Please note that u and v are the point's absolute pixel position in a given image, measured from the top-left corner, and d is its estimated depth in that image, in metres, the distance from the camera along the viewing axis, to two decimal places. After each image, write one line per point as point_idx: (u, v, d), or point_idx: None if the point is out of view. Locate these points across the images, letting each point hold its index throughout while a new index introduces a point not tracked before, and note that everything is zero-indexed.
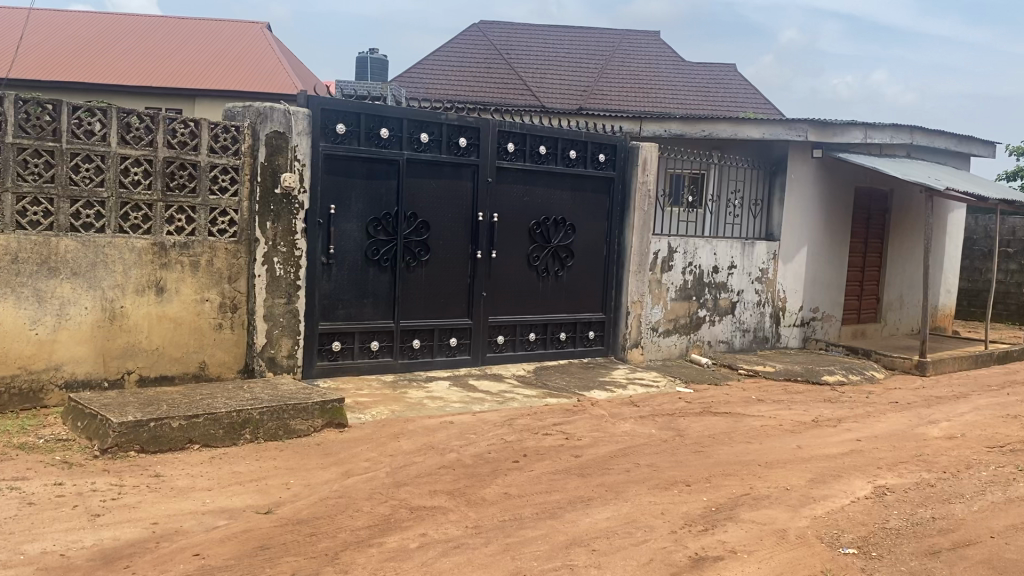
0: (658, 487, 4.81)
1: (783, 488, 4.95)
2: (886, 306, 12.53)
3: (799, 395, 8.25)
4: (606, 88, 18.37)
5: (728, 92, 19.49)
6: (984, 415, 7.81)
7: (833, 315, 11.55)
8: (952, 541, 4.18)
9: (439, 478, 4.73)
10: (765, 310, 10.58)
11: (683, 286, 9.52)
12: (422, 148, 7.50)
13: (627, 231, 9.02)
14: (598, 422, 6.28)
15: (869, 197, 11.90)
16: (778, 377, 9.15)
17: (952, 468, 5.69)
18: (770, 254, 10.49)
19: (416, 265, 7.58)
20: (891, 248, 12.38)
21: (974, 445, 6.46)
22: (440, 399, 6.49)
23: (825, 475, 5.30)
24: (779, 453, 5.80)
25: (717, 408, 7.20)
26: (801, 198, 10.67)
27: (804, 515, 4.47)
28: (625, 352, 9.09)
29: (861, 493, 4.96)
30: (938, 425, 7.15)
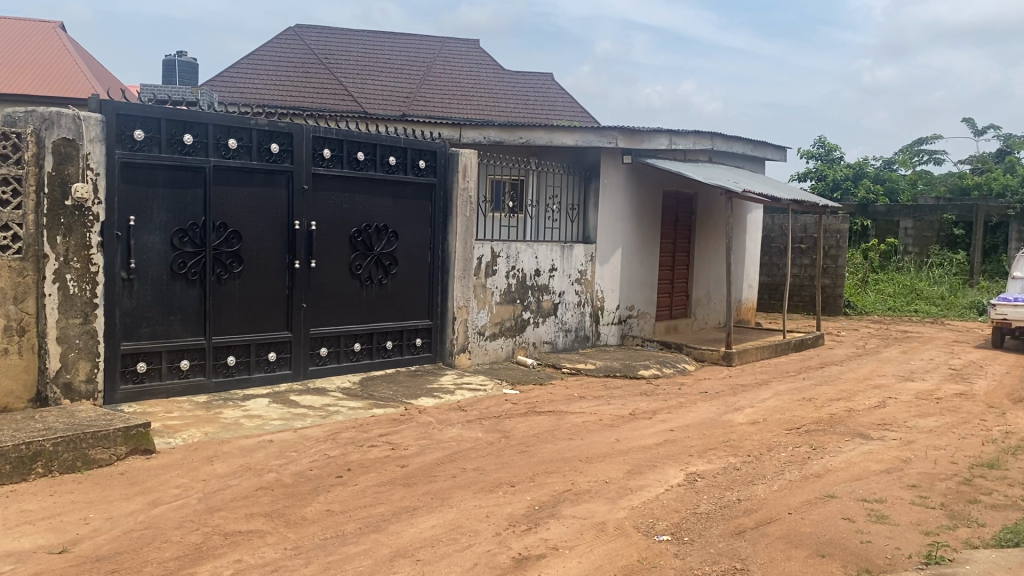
0: (483, 490, 4.83)
1: (603, 482, 5.11)
2: (695, 302, 13.28)
3: (618, 390, 8.58)
4: (428, 94, 18.40)
5: (547, 100, 20.02)
6: (783, 399, 8.44)
7: (647, 312, 12.10)
8: (755, 521, 4.47)
9: (257, 500, 4.53)
10: (585, 311, 10.94)
11: (507, 289, 9.66)
12: (230, 155, 7.18)
13: (450, 237, 9.04)
14: (425, 430, 6.23)
15: (677, 200, 12.57)
16: (598, 373, 9.47)
17: (756, 451, 6.09)
18: (588, 256, 10.86)
19: (228, 277, 7.25)
20: (697, 247, 13.14)
21: (774, 428, 6.96)
22: (259, 417, 6.22)
23: (642, 466, 5.52)
24: (599, 447, 5.99)
25: (542, 408, 7.35)
26: (615, 202, 11.10)
27: (622, 507, 4.63)
28: (451, 358, 9.11)
29: (675, 481, 5.20)
30: (743, 411, 7.64)
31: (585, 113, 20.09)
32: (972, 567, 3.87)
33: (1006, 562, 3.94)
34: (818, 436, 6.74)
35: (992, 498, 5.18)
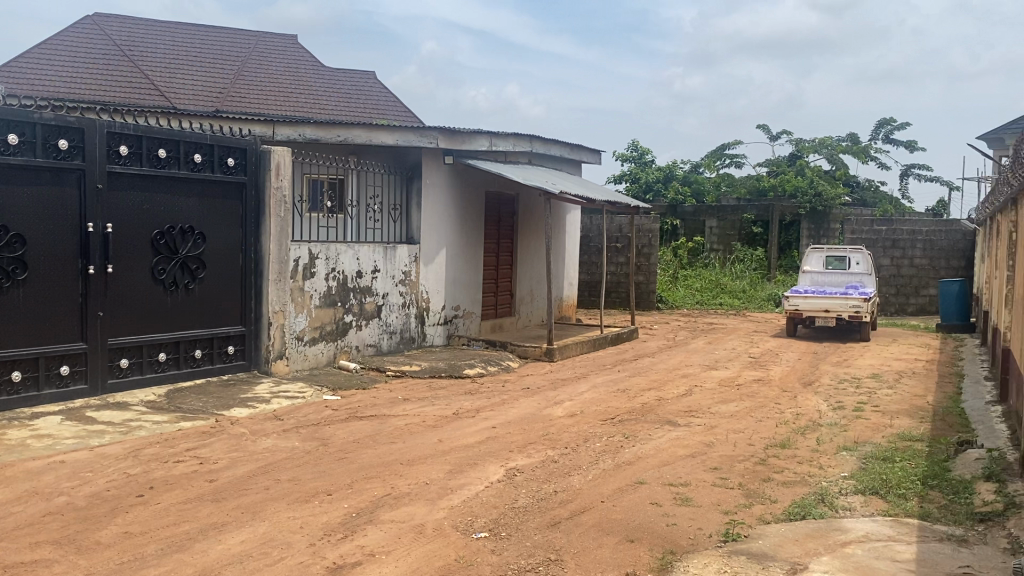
0: (298, 501, 4.67)
1: (423, 483, 5.08)
2: (519, 300, 13.53)
3: (442, 390, 8.59)
4: (243, 91, 17.68)
5: (369, 100, 19.78)
6: (599, 391, 8.75)
7: (472, 311, 12.18)
8: (570, 511, 4.59)
9: (44, 527, 4.15)
10: (409, 312, 10.87)
11: (326, 292, 9.44)
12: (10, 152, 6.58)
13: (264, 238, 8.71)
14: (237, 442, 5.96)
15: (499, 201, 12.75)
16: (423, 374, 9.44)
17: (573, 443, 6.27)
18: (411, 256, 10.79)
19: (11, 285, 6.65)
20: (519, 246, 13.39)
21: (590, 420, 7.20)
22: (49, 437, 5.72)
23: (462, 465, 5.53)
24: (420, 449, 5.96)
25: (363, 412, 7.22)
26: (437, 203, 11.10)
27: (441, 507, 4.62)
28: (268, 365, 8.78)
29: (494, 477, 5.25)
30: (562, 405, 7.85)
31: (407, 115, 20.00)
32: (764, 541, 4.15)
33: (793, 535, 4.26)
34: (631, 425, 7.03)
35: (783, 475, 5.60)
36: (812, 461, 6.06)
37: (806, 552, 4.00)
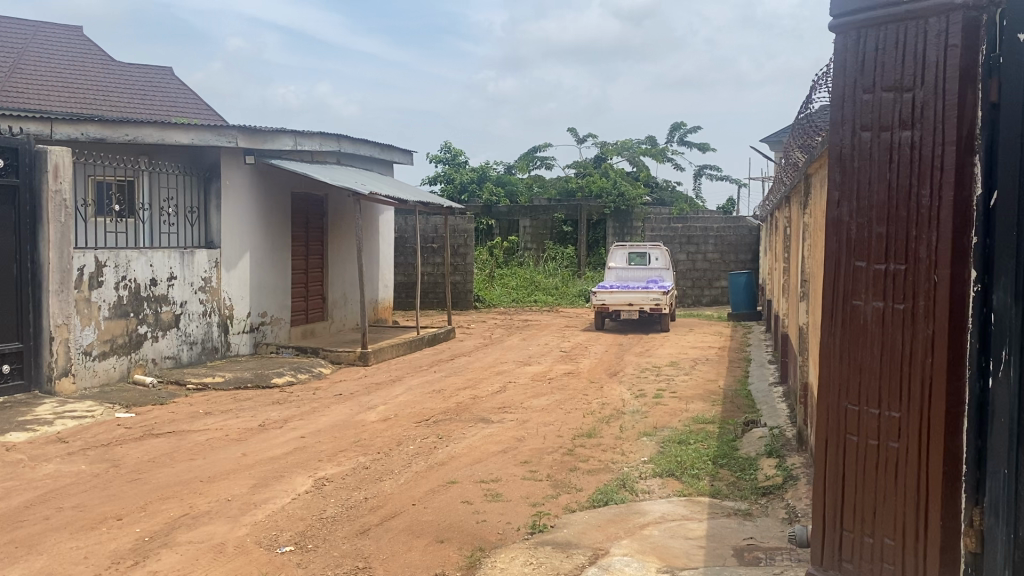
0: (83, 529, 4.32)
1: (224, 500, 4.84)
2: (331, 304, 13.24)
3: (249, 401, 8.25)
4: (20, 86, 16.19)
5: (167, 99, 18.72)
6: (414, 393, 8.73)
7: (281, 317, 11.79)
8: (380, 517, 4.53)
9: None
10: (211, 320, 10.35)
11: (116, 302, 8.82)
12: None
13: (41, 246, 7.98)
14: (12, 470, 5.43)
15: (306, 203, 12.43)
16: (227, 386, 9.02)
17: (385, 448, 6.20)
18: (211, 262, 10.28)
19: None
20: (330, 249, 13.11)
21: (403, 423, 7.16)
22: None
23: (267, 478, 5.32)
24: (222, 464, 5.68)
25: (160, 429, 6.79)
26: (238, 205, 10.64)
27: (244, 524, 4.42)
28: (51, 384, 8.07)
29: (301, 489, 5.09)
30: (375, 410, 7.76)
31: (208, 111, 19.11)
32: (568, 530, 4.28)
33: (596, 521, 4.43)
34: (444, 425, 7.05)
35: (588, 464, 5.81)
36: (615, 449, 6.33)
37: (608, 537, 4.17)
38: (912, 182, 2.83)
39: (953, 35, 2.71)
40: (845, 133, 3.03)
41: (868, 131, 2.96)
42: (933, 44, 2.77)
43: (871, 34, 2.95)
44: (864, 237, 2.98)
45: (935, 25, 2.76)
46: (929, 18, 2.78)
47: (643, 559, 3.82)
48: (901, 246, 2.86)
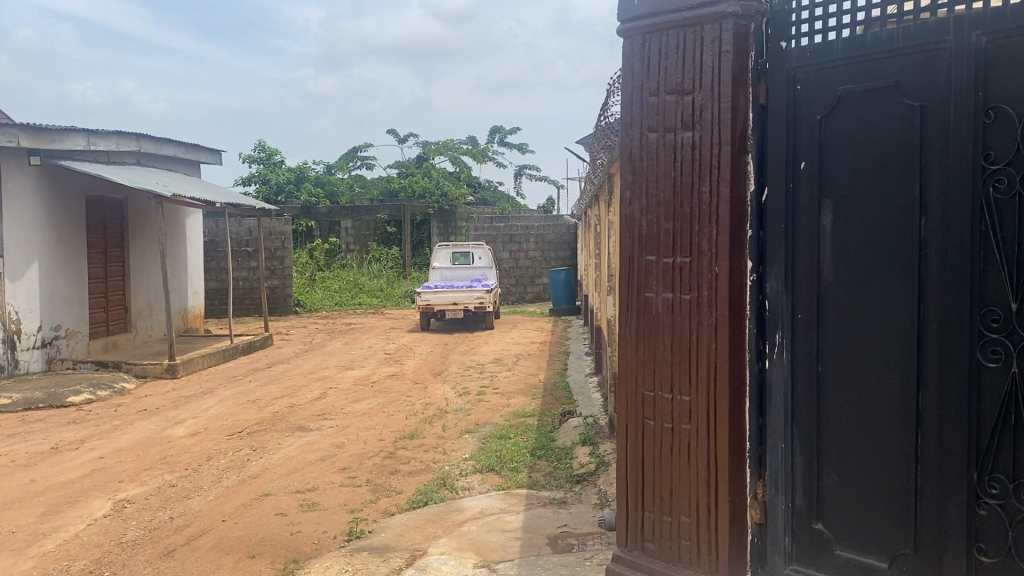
0: None
1: (8, 533, 4.42)
2: (135, 315, 12.44)
3: (40, 423, 7.59)
4: None
5: None
6: (227, 405, 8.36)
7: (78, 330, 10.91)
8: (186, 536, 4.30)
9: None
10: None
11: None
12: None
13: None
14: None
15: (103, 206, 11.61)
16: (14, 408, 8.26)
17: (193, 464, 5.89)
18: None
19: None
20: (131, 255, 12.32)
21: (214, 436, 6.83)
22: None
23: (60, 505, 4.92)
24: (6, 494, 5.19)
25: None
26: (24, 210, 9.80)
27: (30, 556, 4.06)
28: None
29: (98, 513, 4.74)
30: (184, 424, 7.35)
31: None
32: (386, 533, 4.24)
33: (414, 522, 4.42)
34: (258, 436, 6.80)
35: (408, 466, 5.79)
36: (436, 448, 6.34)
37: (426, 537, 4.17)
38: (693, 179, 3.01)
39: (725, 41, 2.90)
40: (634, 134, 3.19)
41: (654, 132, 3.12)
42: (709, 49, 2.94)
43: (654, 39, 3.11)
44: (654, 233, 3.14)
45: (710, 32, 2.94)
46: (703, 26, 2.96)
47: (460, 556, 3.84)
48: (686, 240, 3.04)
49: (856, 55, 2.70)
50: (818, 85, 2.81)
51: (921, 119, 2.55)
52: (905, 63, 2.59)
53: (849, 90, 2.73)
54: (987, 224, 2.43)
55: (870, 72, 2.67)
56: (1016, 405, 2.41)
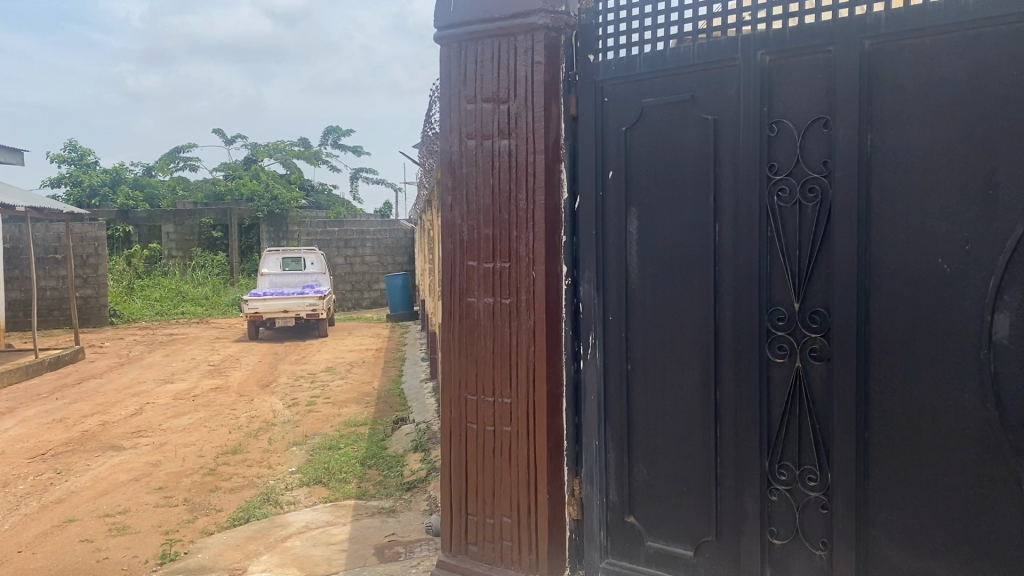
0: None
1: None
2: None
3: None
4: None
5: None
6: (29, 425, 7.71)
7: None
8: None
9: None
10: None
11: None
12: None
13: None
14: None
15: None
16: None
17: None
18: None
19: None
20: None
21: (13, 460, 6.28)
22: None
23: None
24: None
25: None
26: None
27: None
28: None
29: None
30: None
31: None
32: (203, 554, 4.05)
33: (233, 541, 4.24)
34: (65, 458, 6.32)
35: (231, 482, 5.56)
36: (262, 462, 6.13)
37: (246, 555, 4.01)
38: (510, 186, 3.06)
39: (537, 52, 2.98)
40: (453, 140, 3.20)
41: (473, 139, 3.15)
42: (523, 60, 3.01)
43: (470, 48, 3.15)
44: (473, 238, 3.17)
45: (522, 43, 3.01)
46: (516, 36, 3.02)
47: (282, 573, 3.73)
48: (505, 245, 3.09)
49: (656, 70, 2.84)
50: (623, 97, 2.93)
51: (714, 132, 2.71)
52: (700, 79, 2.75)
53: (651, 103, 2.86)
54: (773, 231, 2.61)
55: (670, 86, 2.82)
56: (799, 398, 2.59)
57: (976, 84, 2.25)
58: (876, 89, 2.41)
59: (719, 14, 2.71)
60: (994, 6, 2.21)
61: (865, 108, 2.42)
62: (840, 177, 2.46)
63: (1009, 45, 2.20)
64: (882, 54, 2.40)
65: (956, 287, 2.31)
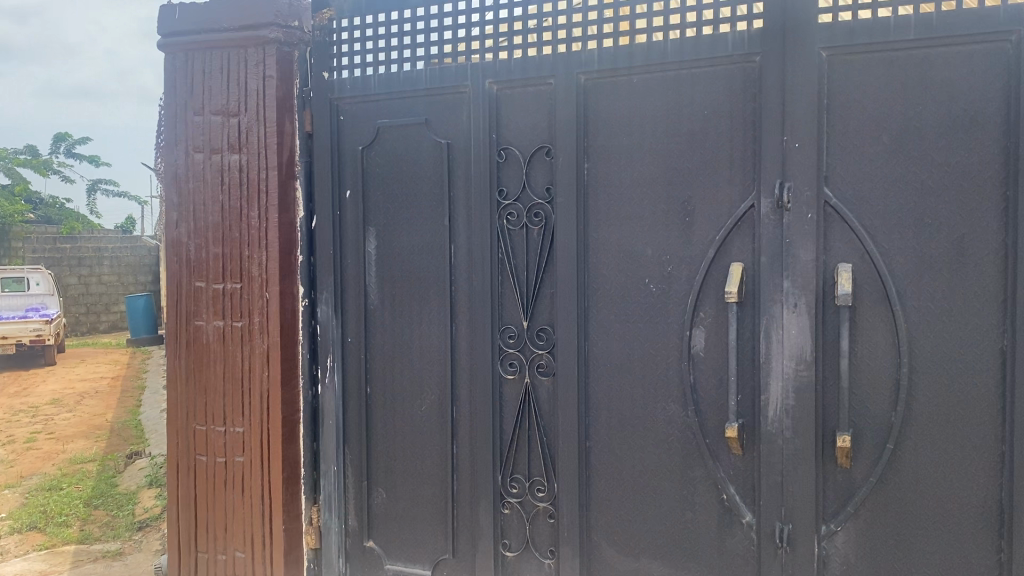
0: None
1: None
2: None
3: None
4: None
5: None
6: None
7: None
8: None
9: None
10: None
11: None
12: None
13: None
14: None
15: None
16: None
17: None
18: None
19: None
20: None
21: None
22: None
23: None
24: None
25: None
26: None
27: None
28: None
29: None
30: None
31: None
32: None
33: None
34: None
35: None
36: None
37: None
38: (241, 204, 2.90)
39: (269, 66, 2.85)
40: (178, 154, 2.99)
41: (200, 153, 2.96)
42: (254, 73, 2.87)
43: (197, 57, 2.95)
44: (202, 258, 2.96)
45: (253, 56, 2.87)
46: (247, 49, 2.87)
47: None
48: (235, 266, 2.92)
49: (391, 91, 2.85)
50: (359, 117, 2.92)
51: (447, 154, 2.77)
52: (433, 103, 2.79)
53: (386, 124, 2.87)
54: (503, 252, 2.70)
55: (404, 108, 2.85)
56: (528, 413, 2.69)
57: (678, 119, 2.46)
58: (593, 120, 2.57)
59: (450, 41, 2.77)
60: (689, 50, 2.42)
61: (582, 138, 2.58)
62: (561, 203, 2.59)
63: (702, 87, 2.42)
64: (598, 89, 2.57)
65: (661, 305, 2.51)
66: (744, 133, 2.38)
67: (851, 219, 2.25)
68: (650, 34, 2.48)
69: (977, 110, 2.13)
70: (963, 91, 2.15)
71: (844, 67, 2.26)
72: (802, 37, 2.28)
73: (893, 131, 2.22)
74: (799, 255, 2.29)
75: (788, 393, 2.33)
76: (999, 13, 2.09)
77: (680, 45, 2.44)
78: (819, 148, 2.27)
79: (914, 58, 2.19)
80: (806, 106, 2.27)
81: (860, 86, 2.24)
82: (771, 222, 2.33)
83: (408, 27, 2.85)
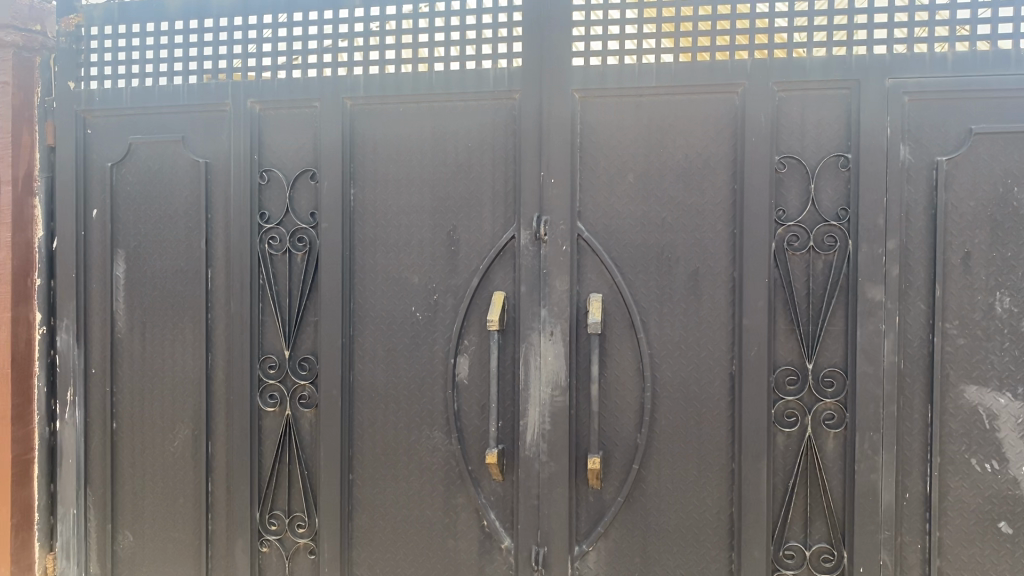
0: None
1: None
2: None
3: None
4: None
5: None
6: None
7: None
8: None
9: None
10: None
11: None
12: None
13: None
14: None
15: None
16: None
17: None
18: None
19: None
20: None
21: None
22: None
23: None
24: None
25: None
26: None
27: None
28: None
29: None
30: None
31: None
32: None
33: None
34: None
35: None
36: None
37: None
38: None
39: (3, 71, 2.63)
40: None
41: None
42: None
43: None
44: None
45: None
46: None
47: None
48: None
49: (145, 105, 2.69)
50: (109, 131, 2.73)
51: (205, 175, 2.64)
52: (192, 120, 2.67)
53: (139, 140, 2.70)
54: (264, 278, 2.60)
55: (160, 124, 2.69)
56: (288, 445, 2.60)
57: (443, 149, 2.49)
58: (360, 147, 2.55)
59: (212, 57, 2.66)
60: (455, 82, 2.47)
61: (348, 164, 2.54)
62: (325, 230, 2.54)
63: (465, 118, 2.48)
64: (364, 115, 2.55)
65: (425, 333, 2.51)
66: (505, 166, 2.45)
67: (602, 252, 2.37)
68: (416, 65, 2.50)
69: (710, 154, 2.32)
70: (698, 136, 2.33)
71: (595, 108, 2.39)
72: (558, 78, 2.39)
73: (638, 171, 2.36)
74: (554, 285, 2.40)
75: (544, 419, 2.41)
76: (729, 67, 2.29)
77: (446, 77, 2.48)
78: (573, 184, 2.38)
79: (657, 103, 2.35)
80: (560, 144, 2.38)
81: (610, 127, 2.38)
82: (530, 252, 2.41)
83: (166, 39, 2.70)
